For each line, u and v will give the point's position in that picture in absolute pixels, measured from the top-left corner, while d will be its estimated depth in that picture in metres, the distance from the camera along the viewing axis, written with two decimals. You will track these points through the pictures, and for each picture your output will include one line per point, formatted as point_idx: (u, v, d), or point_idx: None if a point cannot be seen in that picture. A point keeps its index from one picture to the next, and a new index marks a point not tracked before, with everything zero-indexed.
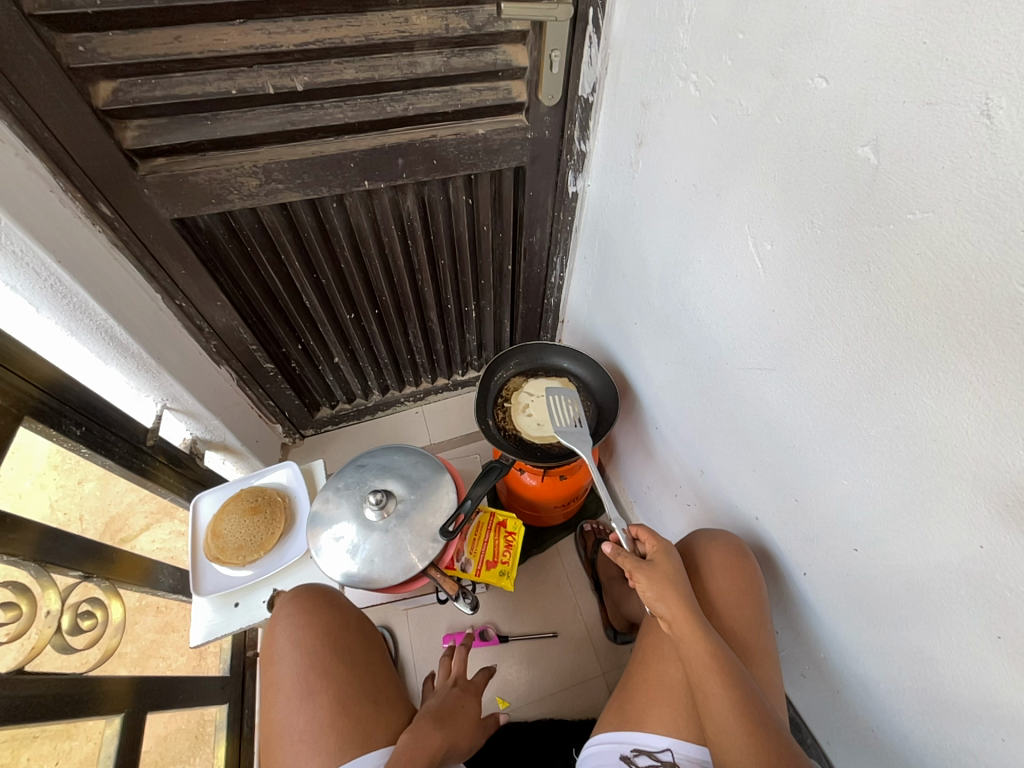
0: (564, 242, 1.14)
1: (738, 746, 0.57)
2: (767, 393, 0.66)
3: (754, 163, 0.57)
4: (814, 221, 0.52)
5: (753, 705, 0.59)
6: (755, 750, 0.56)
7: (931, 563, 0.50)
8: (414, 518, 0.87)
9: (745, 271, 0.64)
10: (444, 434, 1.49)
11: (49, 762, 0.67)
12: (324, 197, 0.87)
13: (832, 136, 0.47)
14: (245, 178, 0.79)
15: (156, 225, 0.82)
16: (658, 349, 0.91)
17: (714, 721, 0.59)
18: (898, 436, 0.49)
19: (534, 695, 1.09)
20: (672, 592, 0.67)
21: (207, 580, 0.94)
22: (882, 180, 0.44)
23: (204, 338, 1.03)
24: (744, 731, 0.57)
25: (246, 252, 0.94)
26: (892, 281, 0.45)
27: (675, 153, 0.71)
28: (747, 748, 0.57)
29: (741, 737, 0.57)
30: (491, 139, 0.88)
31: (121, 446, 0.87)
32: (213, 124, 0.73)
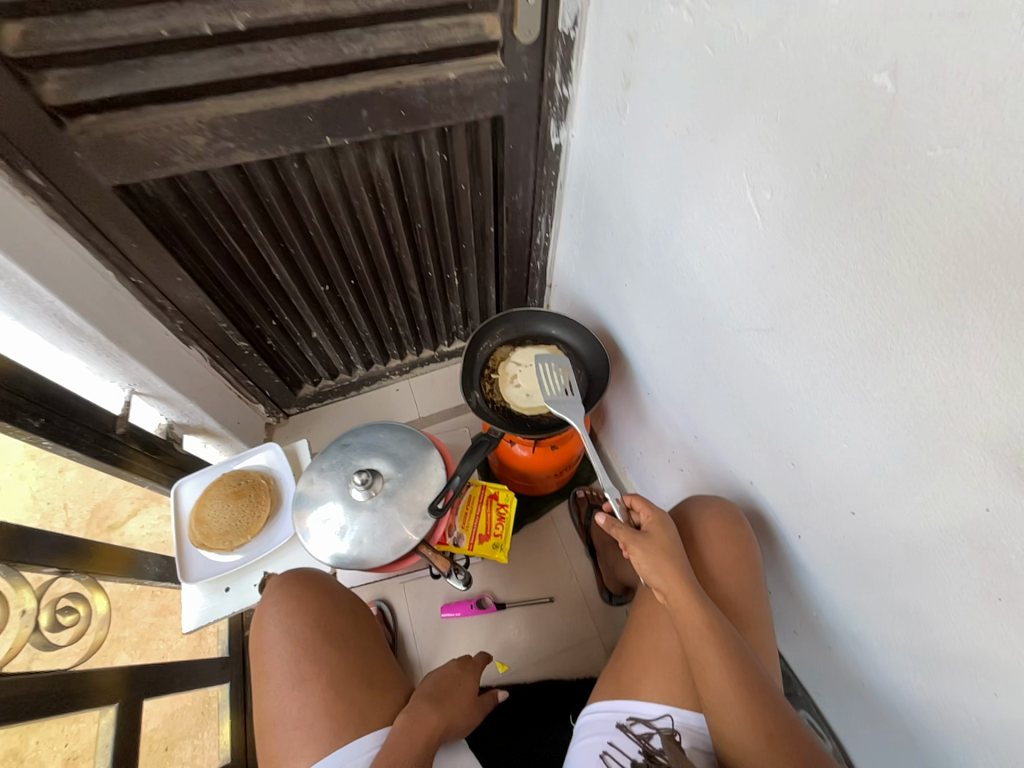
0: (548, 200, 1.07)
1: (733, 710, 0.58)
2: (764, 355, 0.63)
3: (753, 100, 0.52)
4: (821, 164, 0.47)
5: (747, 670, 0.59)
6: (749, 713, 0.57)
7: (932, 527, 0.48)
8: (402, 496, 0.85)
9: (742, 223, 0.59)
10: (433, 407, 1.46)
11: (59, 744, 0.69)
12: (283, 157, 0.80)
13: (844, 62, 0.41)
14: (190, 136, 0.71)
15: (97, 194, 0.74)
16: (650, 313, 0.87)
17: (709, 687, 0.60)
18: (905, 398, 0.46)
19: (532, 658, 1.12)
20: (667, 563, 0.66)
21: (194, 566, 0.92)
22: (899, 112, 0.39)
23: (168, 317, 0.97)
24: (739, 696, 0.58)
25: (203, 221, 0.86)
26: (906, 229, 0.41)
27: (664, 94, 0.65)
28: (742, 711, 0.58)
29: (736, 702, 0.58)
30: (464, 85, 0.80)
31: (87, 436, 0.83)
32: (146, 73, 0.64)
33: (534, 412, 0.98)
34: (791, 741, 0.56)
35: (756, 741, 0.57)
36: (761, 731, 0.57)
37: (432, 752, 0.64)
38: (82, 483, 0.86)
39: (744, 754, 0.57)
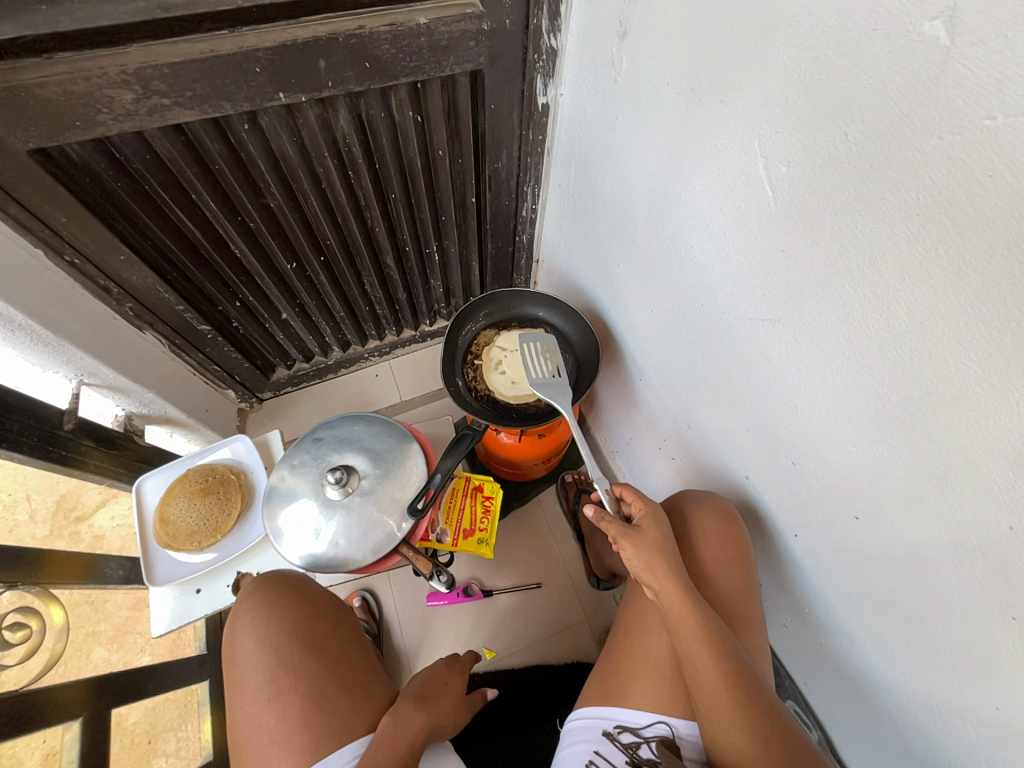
0: (535, 168, 0.98)
1: (725, 712, 0.56)
2: (768, 348, 0.58)
3: (773, 54, 0.44)
4: (850, 132, 0.40)
5: (739, 670, 0.58)
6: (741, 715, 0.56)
7: (945, 539, 0.45)
8: (381, 494, 0.80)
9: (751, 200, 0.53)
10: (416, 389, 1.40)
11: (34, 741, 0.69)
12: (230, 116, 0.69)
13: (889, 6, 0.34)
14: (115, 91, 0.61)
15: (10, 160, 0.64)
16: (644, 296, 0.81)
17: (701, 688, 0.58)
18: (927, 404, 0.42)
19: (520, 644, 1.11)
20: (660, 560, 0.63)
21: (160, 569, 0.87)
22: (953, 69, 0.32)
23: (115, 300, 0.88)
24: (731, 697, 0.56)
25: (144, 191, 0.76)
26: (948, 213, 0.35)
27: (668, 45, 0.56)
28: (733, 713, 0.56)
29: (728, 703, 0.56)
30: (437, 32, 0.69)
31: (30, 434, 0.75)
32: (51, 11, 0.53)
33: (519, 402, 0.93)
34: (785, 743, 0.55)
35: (748, 743, 0.55)
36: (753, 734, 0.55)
37: (416, 754, 0.62)
38: (44, 476, 0.81)
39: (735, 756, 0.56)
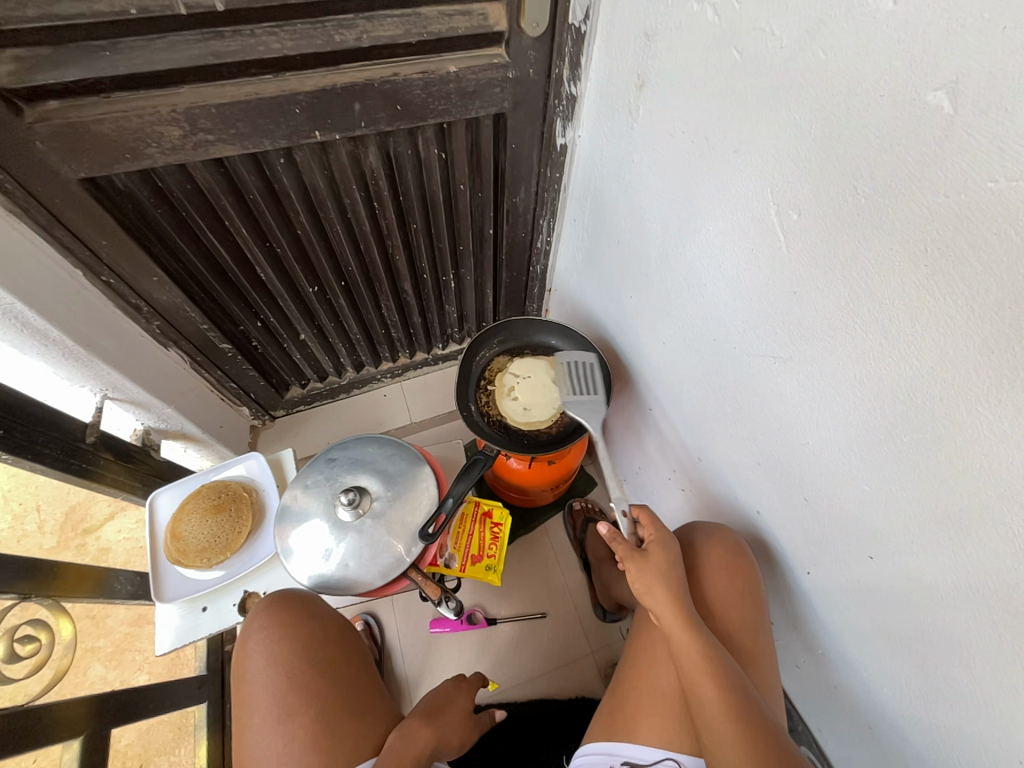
0: (551, 203, 1.02)
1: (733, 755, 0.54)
2: (781, 384, 0.59)
3: (785, 113, 0.47)
4: (860, 186, 0.42)
5: (746, 708, 0.56)
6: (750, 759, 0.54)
7: (961, 583, 0.45)
8: (392, 517, 0.80)
9: (763, 243, 0.55)
10: (426, 412, 1.41)
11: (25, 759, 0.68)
12: (268, 151, 0.74)
13: (895, 77, 0.37)
14: (165, 127, 0.65)
15: (60, 187, 0.68)
16: (657, 329, 0.83)
17: (707, 724, 0.57)
18: (940, 446, 0.43)
19: (524, 676, 1.09)
20: (664, 587, 0.64)
21: (168, 585, 0.87)
22: (958, 135, 0.34)
23: (144, 318, 0.91)
24: (736, 734, 0.55)
25: (181, 217, 0.80)
26: (955, 267, 0.37)
27: (685, 97, 0.60)
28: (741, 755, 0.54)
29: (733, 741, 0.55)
30: (465, 79, 0.74)
31: (53, 447, 0.77)
32: (114, 57, 0.58)
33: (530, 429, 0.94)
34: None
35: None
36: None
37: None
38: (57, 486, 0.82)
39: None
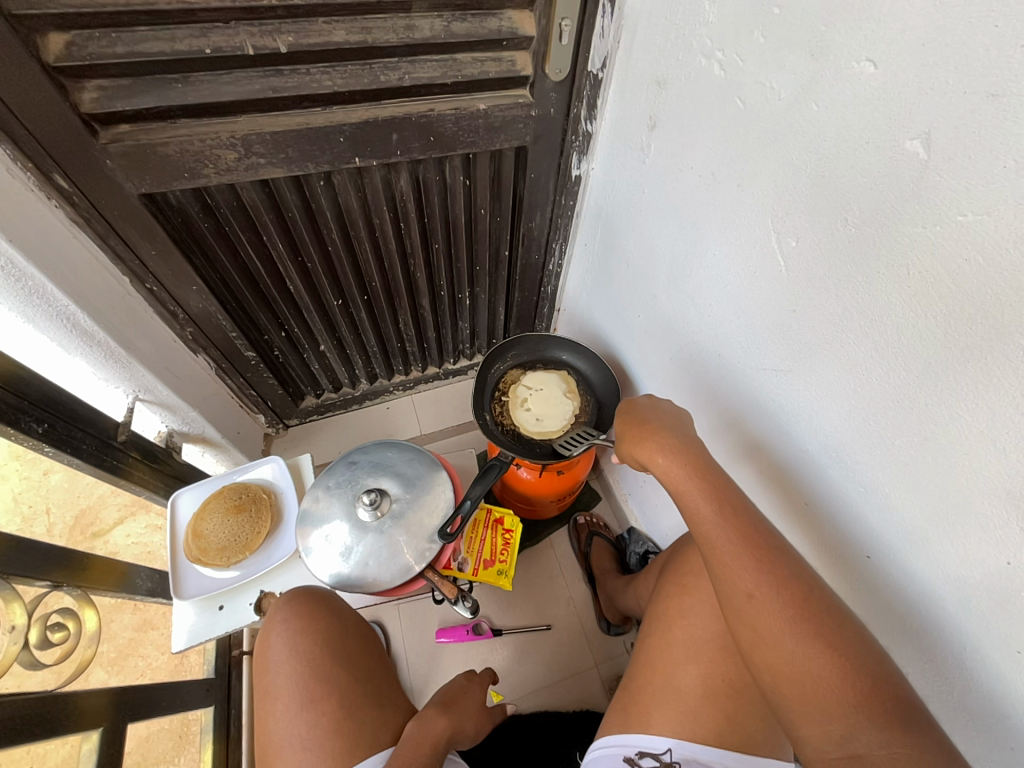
0: (564, 228, 1.09)
1: (731, 564, 0.58)
2: (783, 395, 0.64)
3: (784, 152, 0.54)
4: (850, 217, 0.48)
5: (741, 514, 0.60)
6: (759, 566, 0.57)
7: (952, 577, 0.49)
8: (410, 518, 0.84)
9: (765, 266, 0.61)
10: (436, 425, 1.45)
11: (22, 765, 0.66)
12: (310, 174, 0.80)
13: (876, 127, 0.44)
14: (222, 151, 0.72)
15: (122, 201, 0.74)
16: (664, 345, 0.88)
17: (707, 544, 0.60)
18: (926, 447, 0.47)
19: (529, 687, 1.09)
20: (659, 433, 0.68)
21: (188, 583, 0.90)
22: (931, 176, 0.41)
23: (178, 323, 0.96)
24: (735, 545, 0.58)
25: (223, 231, 0.86)
26: (933, 285, 0.43)
27: (693, 138, 0.67)
28: (741, 567, 0.57)
29: (732, 547, 0.58)
30: (493, 115, 0.82)
31: (89, 443, 0.81)
32: (184, 88, 0.65)
33: (542, 438, 0.98)
34: (813, 602, 0.54)
35: (766, 597, 0.55)
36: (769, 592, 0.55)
37: (441, 756, 0.65)
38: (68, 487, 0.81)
39: (755, 620, 0.55)
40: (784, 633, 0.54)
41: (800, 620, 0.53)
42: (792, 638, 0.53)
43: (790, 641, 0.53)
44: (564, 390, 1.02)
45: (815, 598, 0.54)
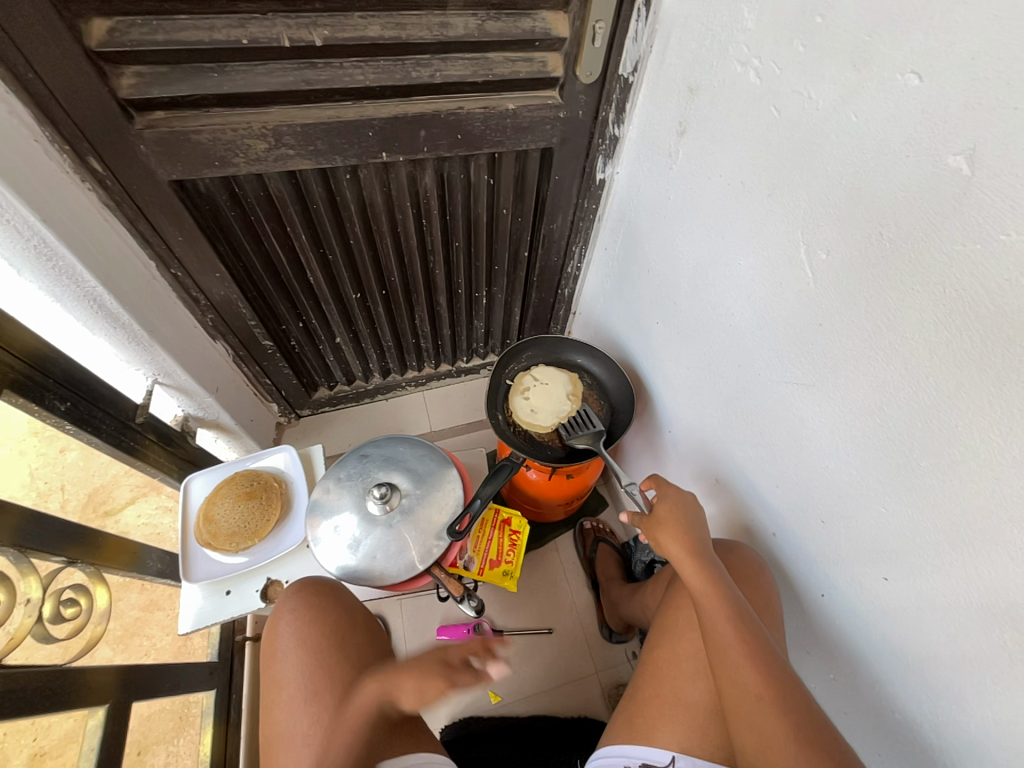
0: (585, 231, 1.09)
1: (741, 664, 0.59)
2: (802, 410, 0.63)
3: (818, 165, 0.53)
4: (885, 233, 0.48)
5: (752, 627, 0.61)
6: (761, 671, 0.58)
7: (975, 605, 0.48)
8: (419, 514, 0.84)
9: (792, 278, 0.60)
10: (446, 422, 1.45)
11: (25, 737, 0.66)
12: (337, 167, 0.81)
13: (917, 141, 0.43)
14: (253, 141, 0.73)
15: (153, 186, 0.75)
16: (681, 354, 0.88)
17: (718, 647, 0.61)
18: (954, 471, 0.46)
19: (528, 691, 1.09)
20: (684, 536, 0.69)
21: (197, 566, 0.91)
22: (974, 193, 0.40)
23: (200, 310, 0.97)
24: (745, 651, 0.59)
25: (249, 220, 0.87)
26: (971, 306, 0.42)
27: (724, 145, 0.66)
28: (751, 670, 0.58)
29: (742, 653, 0.59)
30: (521, 116, 0.81)
31: (108, 423, 0.82)
32: (220, 78, 0.66)
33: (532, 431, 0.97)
34: (816, 722, 0.54)
35: (770, 703, 0.56)
36: (770, 704, 0.56)
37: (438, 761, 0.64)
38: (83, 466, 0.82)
39: (758, 724, 0.56)
40: (789, 742, 0.54)
41: (805, 731, 0.54)
42: (791, 745, 0.53)
43: (793, 750, 0.53)
44: (569, 389, 1.01)
45: (816, 716, 0.55)
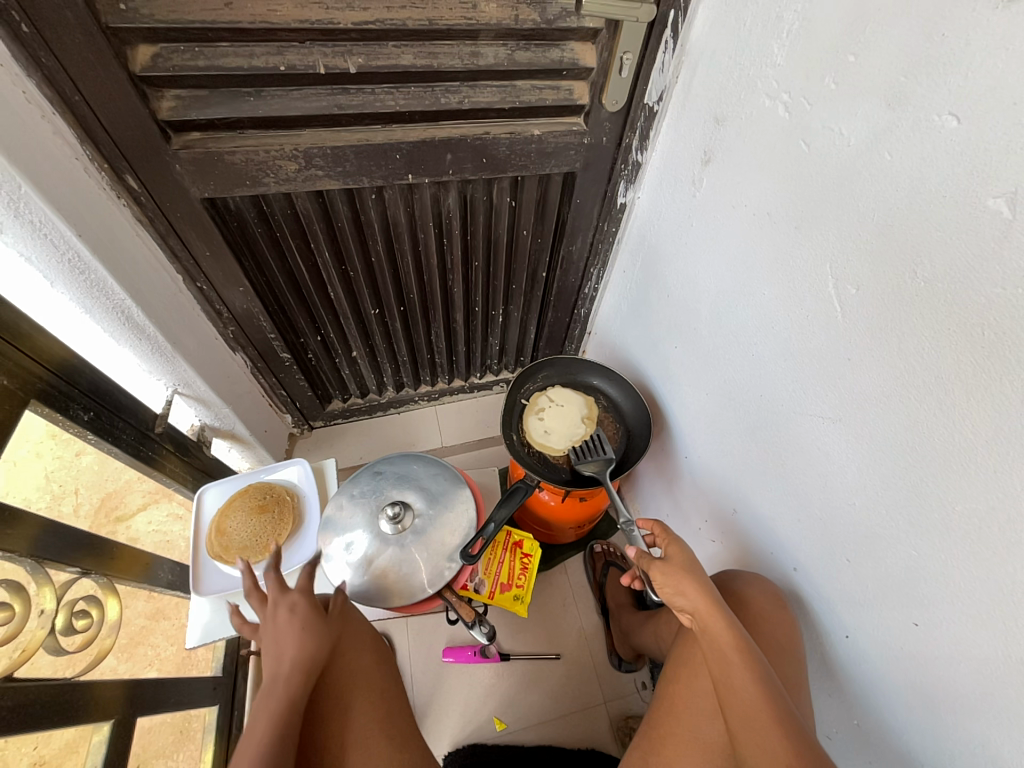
0: (604, 253, 1.09)
1: (766, 729, 0.56)
2: (829, 444, 0.61)
3: (848, 200, 0.53)
4: (920, 272, 0.47)
5: (777, 693, 0.58)
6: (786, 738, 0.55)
7: (1014, 661, 0.45)
8: (430, 536, 0.83)
9: (819, 312, 0.59)
10: (457, 438, 1.45)
11: (27, 746, 0.65)
12: (363, 188, 0.82)
13: (954, 183, 0.43)
14: (284, 162, 0.74)
15: (185, 204, 0.77)
16: (700, 380, 0.87)
17: (741, 709, 0.58)
18: (992, 518, 0.45)
19: (534, 719, 1.06)
20: (702, 589, 0.65)
21: (208, 579, 0.92)
22: (1015, 237, 0.39)
23: (222, 322, 0.99)
24: (765, 711, 0.57)
25: (274, 237, 0.88)
26: (1011, 350, 0.41)
27: (750, 176, 0.66)
28: (776, 738, 0.55)
29: (761, 709, 0.57)
30: (546, 141, 0.82)
31: (128, 432, 0.83)
32: (256, 102, 0.67)
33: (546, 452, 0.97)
34: None
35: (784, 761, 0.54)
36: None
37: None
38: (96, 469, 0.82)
39: None
40: None
41: None
42: None
43: None
44: (584, 414, 1.01)
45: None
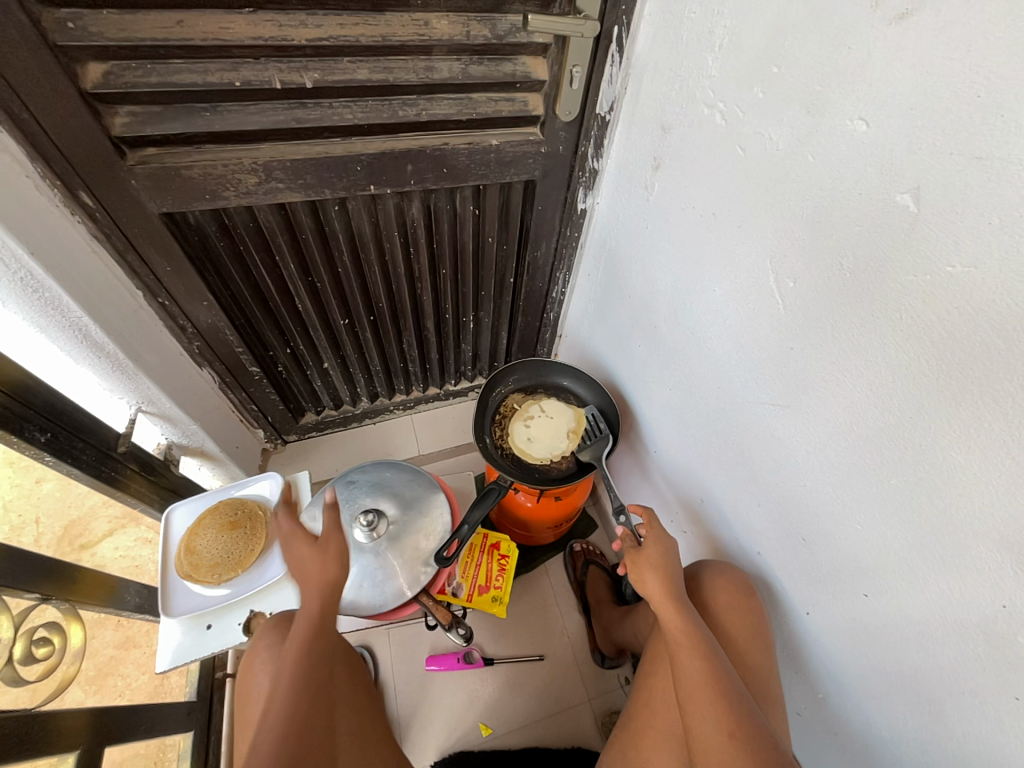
0: (568, 258, 1.12)
1: (705, 704, 0.60)
2: (778, 428, 0.65)
3: (782, 198, 0.56)
4: (844, 264, 0.51)
5: (721, 671, 0.63)
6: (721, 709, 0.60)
7: (951, 621, 0.49)
8: (405, 541, 0.84)
9: (764, 304, 0.63)
10: (434, 446, 1.45)
11: None
12: (325, 199, 0.83)
13: (868, 180, 0.46)
14: (243, 175, 0.75)
15: (143, 219, 0.76)
16: (664, 376, 0.90)
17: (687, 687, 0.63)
18: (919, 489, 0.49)
19: (520, 722, 1.06)
20: (664, 577, 0.71)
21: (177, 601, 0.89)
22: (921, 228, 0.43)
23: (187, 338, 0.97)
24: (709, 689, 0.61)
25: (238, 251, 0.88)
26: (925, 331, 0.45)
27: (696, 180, 0.70)
28: (714, 709, 0.60)
29: (722, 740, 0.58)
30: (504, 150, 0.85)
31: (90, 452, 0.81)
32: (212, 117, 0.68)
33: (540, 458, 0.98)
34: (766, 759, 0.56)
35: None
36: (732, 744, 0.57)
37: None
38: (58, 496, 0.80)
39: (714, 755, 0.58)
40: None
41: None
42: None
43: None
44: (570, 428, 1.01)
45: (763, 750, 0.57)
